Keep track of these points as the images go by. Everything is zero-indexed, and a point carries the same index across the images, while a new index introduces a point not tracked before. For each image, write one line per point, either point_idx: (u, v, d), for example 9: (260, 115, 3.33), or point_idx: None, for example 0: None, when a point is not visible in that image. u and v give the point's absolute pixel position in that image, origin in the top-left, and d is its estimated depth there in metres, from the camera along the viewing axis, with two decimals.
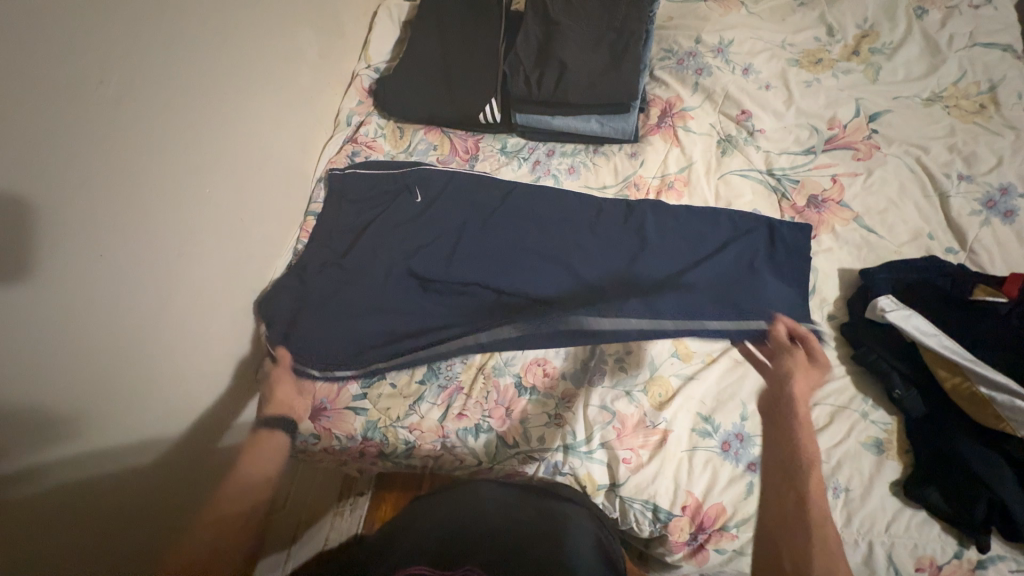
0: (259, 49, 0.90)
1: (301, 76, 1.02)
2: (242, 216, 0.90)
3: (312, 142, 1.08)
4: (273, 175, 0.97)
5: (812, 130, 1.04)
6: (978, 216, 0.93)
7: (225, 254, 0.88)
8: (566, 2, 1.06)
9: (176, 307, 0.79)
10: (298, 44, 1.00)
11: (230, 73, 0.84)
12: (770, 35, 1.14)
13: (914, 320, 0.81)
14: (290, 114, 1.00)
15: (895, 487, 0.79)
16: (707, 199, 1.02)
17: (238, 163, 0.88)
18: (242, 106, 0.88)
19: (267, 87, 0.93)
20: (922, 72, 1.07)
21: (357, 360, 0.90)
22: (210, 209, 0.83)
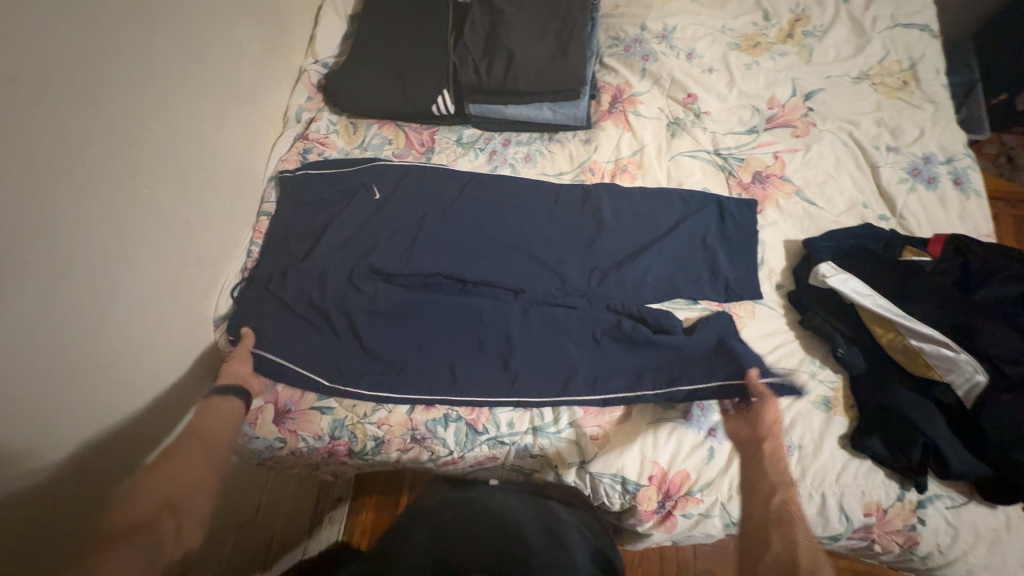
0: (195, 43, 0.87)
1: (244, 72, 0.99)
2: (190, 220, 0.88)
3: (261, 140, 1.05)
4: (218, 175, 0.94)
5: (753, 110, 1.09)
6: (906, 183, 1.00)
7: (173, 260, 0.85)
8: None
9: (120, 317, 0.76)
10: (238, 38, 0.96)
11: (167, 72, 0.81)
12: (711, 21, 1.18)
13: (851, 283, 0.86)
14: (235, 113, 0.97)
15: (843, 440, 0.84)
16: (659, 180, 1.05)
17: (182, 167, 0.86)
18: (183, 106, 0.85)
19: (209, 86, 0.91)
20: (850, 52, 1.13)
21: (322, 359, 0.89)
22: (155, 214, 0.80)
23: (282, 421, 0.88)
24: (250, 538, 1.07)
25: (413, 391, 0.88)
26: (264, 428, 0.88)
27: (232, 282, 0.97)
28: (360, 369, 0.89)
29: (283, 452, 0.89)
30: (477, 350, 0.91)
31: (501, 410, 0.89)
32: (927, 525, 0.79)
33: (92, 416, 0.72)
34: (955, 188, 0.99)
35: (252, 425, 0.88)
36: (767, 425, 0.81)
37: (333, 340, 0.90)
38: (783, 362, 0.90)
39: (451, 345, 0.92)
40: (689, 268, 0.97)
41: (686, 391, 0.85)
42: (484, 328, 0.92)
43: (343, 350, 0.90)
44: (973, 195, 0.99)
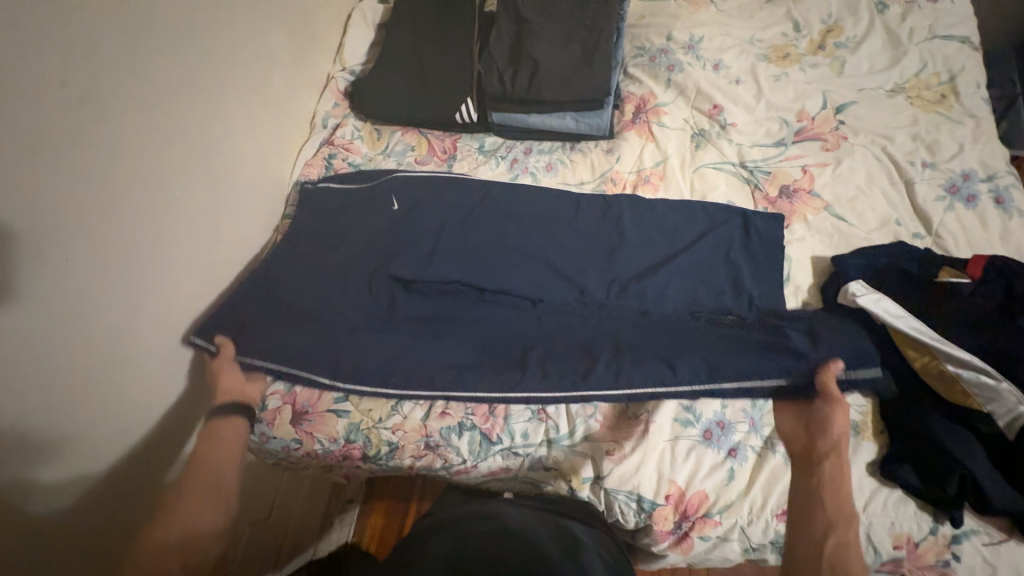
0: (229, 51, 0.89)
1: (274, 78, 1.01)
2: (218, 222, 0.90)
3: (288, 145, 1.07)
4: (247, 178, 0.96)
5: (781, 123, 1.06)
6: (943, 201, 0.96)
7: (201, 261, 0.86)
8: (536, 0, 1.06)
9: (148, 316, 0.77)
10: (269, 46, 0.99)
11: (202, 78, 0.83)
12: (739, 31, 1.16)
13: (883, 303, 0.83)
14: (264, 118, 1.00)
15: (871, 467, 0.80)
16: (683, 192, 1.04)
17: (212, 170, 0.88)
18: (215, 112, 0.87)
19: (240, 91, 0.93)
20: (885, 65, 1.10)
21: (339, 362, 0.90)
22: (185, 216, 0.82)
23: (299, 422, 0.88)
24: (261, 538, 1.07)
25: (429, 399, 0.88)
26: (280, 429, 0.88)
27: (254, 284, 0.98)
28: (376, 375, 0.89)
29: (298, 453, 0.90)
30: (494, 359, 0.91)
31: (516, 421, 0.88)
32: (963, 562, 0.75)
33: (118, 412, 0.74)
34: (996, 207, 0.95)
35: (269, 425, 0.88)
36: (834, 439, 0.80)
37: (352, 345, 0.91)
38: None
39: (468, 353, 0.91)
40: (712, 282, 0.95)
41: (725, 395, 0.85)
42: (499, 339, 0.93)
43: (360, 354, 0.90)
44: (1016, 215, 0.94)
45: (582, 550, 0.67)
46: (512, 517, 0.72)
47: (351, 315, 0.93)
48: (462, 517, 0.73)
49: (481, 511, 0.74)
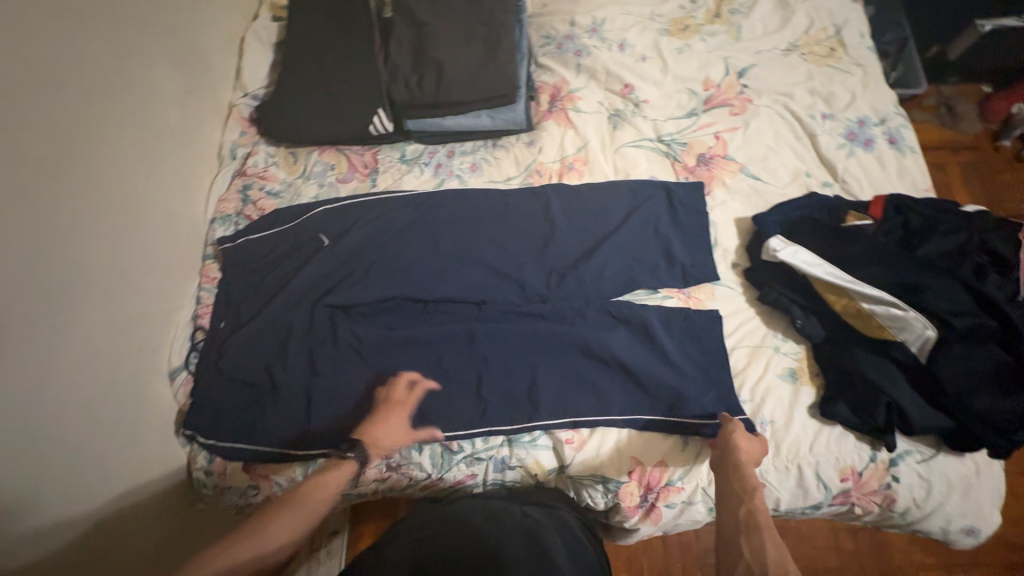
0: (111, 91, 0.82)
1: (170, 114, 0.95)
2: (132, 274, 0.84)
3: (199, 183, 1.02)
4: (154, 223, 0.90)
5: (690, 94, 1.10)
6: (844, 148, 1.02)
7: (117, 319, 0.80)
8: (430, 2, 1.03)
9: (72, 387, 0.71)
10: (157, 81, 0.92)
11: (85, 124, 0.77)
12: (638, 8, 1.18)
13: (801, 254, 0.87)
14: (165, 157, 0.94)
15: (813, 409, 0.85)
16: (607, 174, 1.05)
17: (116, 220, 0.82)
18: (110, 159, 0.81)
19: (132, 132, 0.86)
20: (777, 25, 1.15)
21: (285, 400, 0.87)
22: (94, 274, 0.77)
23: (252, 467, 0.86)
24: None
25: None
26: (235, 477, 0.86)
27: (183, 334, 0.92)
28: (325, 406, 0.87)
29: (259, 498, 0.87)
30: (444, 369, 0.90)
31: (475, 428, 0.87)
32: (902, 482, 0.81)
33: (51, 498, 0.67)
34: (891, 148, 1.02)
35: (222, 476, 0.86)
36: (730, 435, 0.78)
37: (295, 380, 0.88)
38: (747, 340, 0.91)
39: (419, 368, 0.90)
40: (646, 258, 0.98)
41: (647, 420, 0.85)
42: (447, 347, 0.92)
43: (306, 389, 0.88)
44: (908, 152, 1.01)
45: (546, 531, 0.72)
46: (478, 511, 0.74)
47: (290, 349, 0.90)
48: (426, 520, 0.73)
49: (445, 509, 0.75)
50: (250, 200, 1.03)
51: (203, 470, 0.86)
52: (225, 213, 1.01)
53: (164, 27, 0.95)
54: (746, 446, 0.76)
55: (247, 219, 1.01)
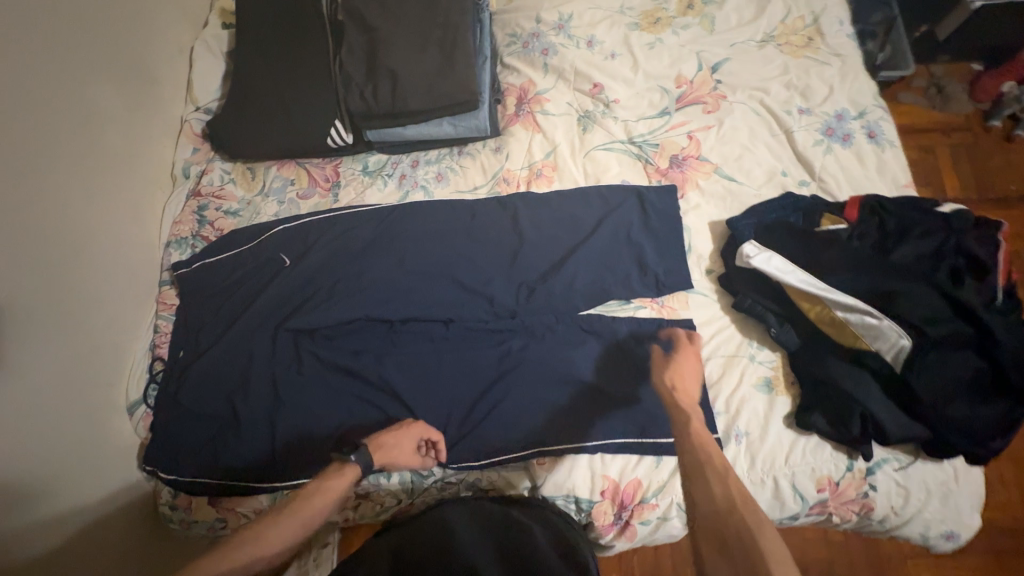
0: (45, 118, 0.78)
1: (116, 136, 0.90)
2: (80, 309, 0.81)
3: (152, 205, 0.98)
4: (104, 253, 0.86)
5: (662, 92, 1.05)
6: (821, 145, 0.98)
7: (65, 358, 0.77)
8: (380, 5, 0.98)
9: (14, 436, 0.69)
10: (99, 103, 0.88)
11: (14, 157, 0.73)
12: (607, 1, 1.12)
13: (774, 261, 0.84)
14: (113, 181, 0.89)
15: (788, 419, 0.83)
16: (577, 180, 1.01)
17: (60, 254, 0.78)
18: (48, 191, 0.77)
19: (74, 159, 0.82)
20: (752, 15, 1.09)
21: (249, 430, 0.85)
22: (34, 314, 0.73)
23: (217, 500, 0.84)
24: None
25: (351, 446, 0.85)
26: (200, 511, 0.84)
27: (140, 365, 0.89)
28: (290, 435, 0.85)
29: (227, 530, 0.86)
30: (412, 392, 0.88)
31: (444, 450, 0.85)
32: (879, 490, 0.79)
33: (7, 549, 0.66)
34: (869, 142, 0.98)
35: (187, 510, 0.85)
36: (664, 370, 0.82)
37: (258, 408, 0.86)
38: (722, 349, 0.88)
39: (386, 392, 0.88)
40: (619, 268, 0.95)
41: (621, 440, 0.84)
42: (414, 369, 0.89)
43: (270, 417, 0.85)
44: (888, 146, 0.98)
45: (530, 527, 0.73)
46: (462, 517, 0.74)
47: (252, 376, 0.87)
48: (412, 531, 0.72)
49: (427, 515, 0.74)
50: (207, 221, 0.99)
51: (168, 504, 0.85)
52: (181, 237, 0.97)
53: (102, 44, 0.89)
54: (676, 377, 0.79)
55: (204, 241, 0.97)
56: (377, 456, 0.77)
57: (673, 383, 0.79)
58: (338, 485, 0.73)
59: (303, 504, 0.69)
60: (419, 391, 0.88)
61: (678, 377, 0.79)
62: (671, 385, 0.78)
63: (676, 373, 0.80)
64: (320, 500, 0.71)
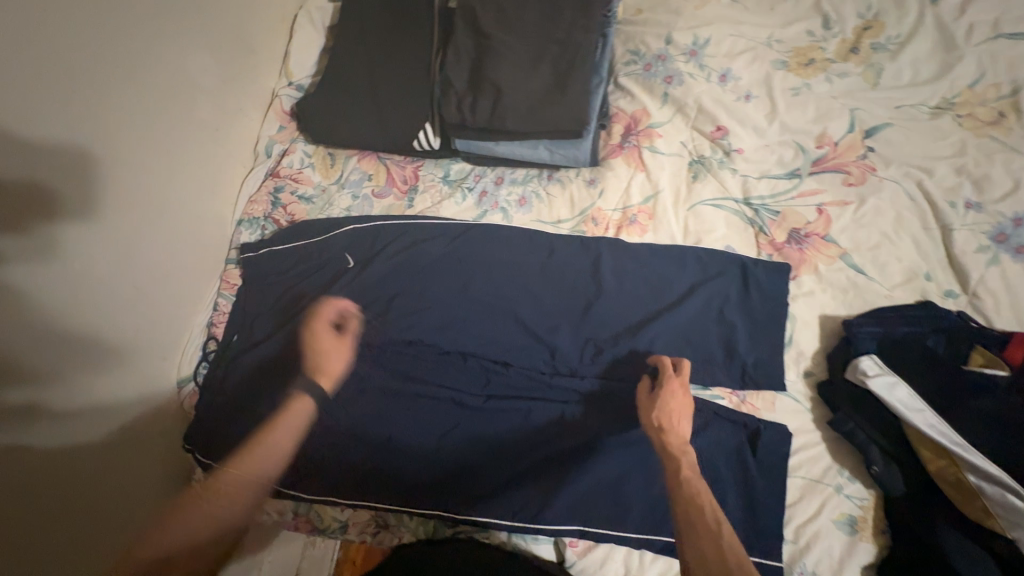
0: (129, 77, 0.75)
1: (201, 102, 0.87)
2: (143, 278, 0.80)
3: (231, 179, 0.96)
4: (186, 228, 0.87)
5: (797, 149, 0.90)
6: (986, 252, 0.81)
7: (121, 328, 0.78)
8: (498, 9, 0.87)
9: (76, 401, 0.72)
10: (189, 66, 0.85)
11: (91, 114, 0.70)
12: (754, 30, 0.96)
13: (898, 390, 0.71)
14: (191, 148, 0.87)
15: (868, 571, 0.70)
16: (674, 236, 0.90)
17: (126, 218, 0.77)
18: (121, 152, 0.75)
19: (153, 120, 0.79)
20: (932, 73, 0.90)
21: (284, 436, 0.83)
22: (92, 280, 0.73)
23: None
24: None
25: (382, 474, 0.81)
26: None
27: (196, 340, 0.89)
28: (325, 450, 0.82)
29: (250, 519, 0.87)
30: (455, 432, 0.84)
31: (476, 507, 0.79)
32: None
33: (66, 506, 0.70)
34: None
35: None
36: (650, 403, 0.77)
37: None
38: (805, 469, 0.77)
39: (429, 424, 0.84)
40: (702, 346, 0.84)
41: (665, 542, 0.76)
42: (459, 411, 0.85)
43: (307, 429, 0.82)
44: None
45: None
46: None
47: (298, 379, 0.85)
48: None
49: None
50: (280, 204, 0.96)
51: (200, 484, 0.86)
52: (253, 216, 0.95)
53: (203, 10, 0.86)
54: (662, 412, 0.74)
55: (275, 225, 0.95)
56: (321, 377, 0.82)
57: (661, 419, 0.74)
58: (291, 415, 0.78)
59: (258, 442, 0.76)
60: (461, 436, 0.83)
61: (667, 411, 0.74)
62: (657, 421, 0.74)
63: (666, 407, 0.75)
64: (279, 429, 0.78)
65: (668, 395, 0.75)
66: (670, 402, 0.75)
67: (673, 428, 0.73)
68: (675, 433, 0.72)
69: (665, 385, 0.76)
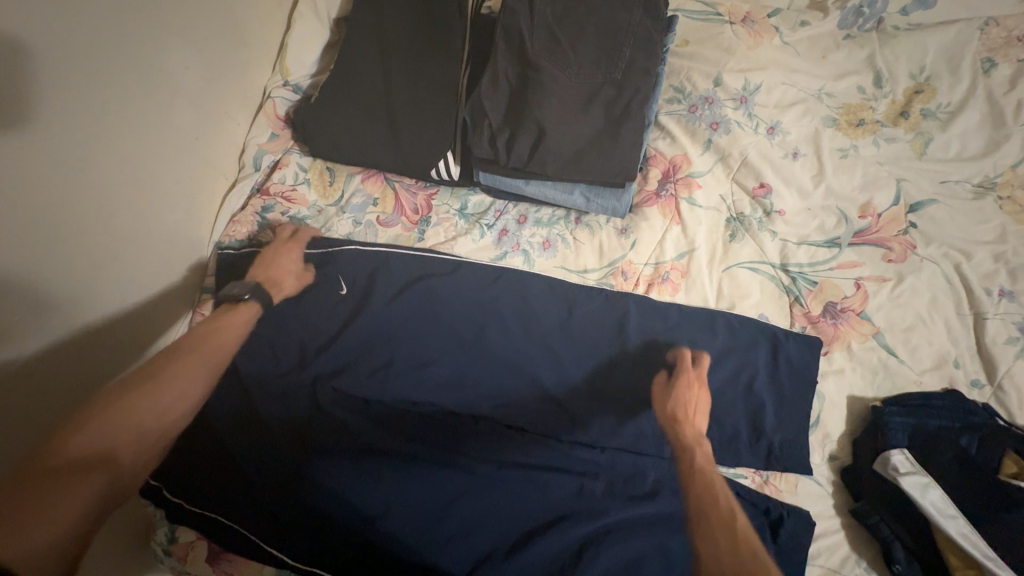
0: (48, 63, 0.59)
1: (151, 88, 0.72)
2: (75, 303, 0.66)
3: (201, 178, 0.83)
4: (178, 225, 0.80)
5: (840, 217, 0.85)
6: (1016, 345, 0.79)
7: (46, 367, 0.63)
8: (547, 38, 0.79)
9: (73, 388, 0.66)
10: (158, 44, 0.72)
11: (13, 122, 0.56)
12: (806, 80, 0.90)
13: (930, 493, 0.70)
14: (147, 147, 0.73)
15: None
16: (707, 298, 0.84)
17: (54, 238, 0.62)
18: (44, 155, 0.60)
19: (86, 116, 0.64)
20: (979, 149, 0.87)
21: (252, 507, 0.70)
22: (68, 275, 0.65)
23: (215, 562, 0.73)
24: None
25: (376, 543, 0.67)
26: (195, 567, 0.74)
27: None
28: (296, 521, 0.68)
29: None
30: (449, 514, 0.69)
31: None
32: None
33: None
34: None
35: (181, 561, 0.74)
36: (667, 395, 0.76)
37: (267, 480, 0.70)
38: (823, 558, 0.73)
39: (438, 489, 0.70)
40: (728, 422, 0.78)
41: None
42: (457, 489, 0.71)
43: (280, 501, 0.69)
44: None
45: None
46: None
47: (278, 439, 0.72)
48: None
49: None
50: (268, 224, 0.86)
51: (162, 547, 0.75)
52: (235, 238, 0.85)
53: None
54: (680, 404, 0.75)
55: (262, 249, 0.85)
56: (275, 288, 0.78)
57: (677, 412, 0.74)
58: (232, 321, 0.72)
59: (200, 345, 0.67)
60: (456, 521, 0.69)
61: (683, 405, 0.74)
62: (673, 413, 0.74)
63: (681, 400, 0.75)
64: (224, 335, 0.71)
65: (691, 388, 0.75)
66: (690, 394, 0.75)
67: (691, 418, 0.73)
68: (694, 427, 0.73)
69: (684, 374, 0.76)
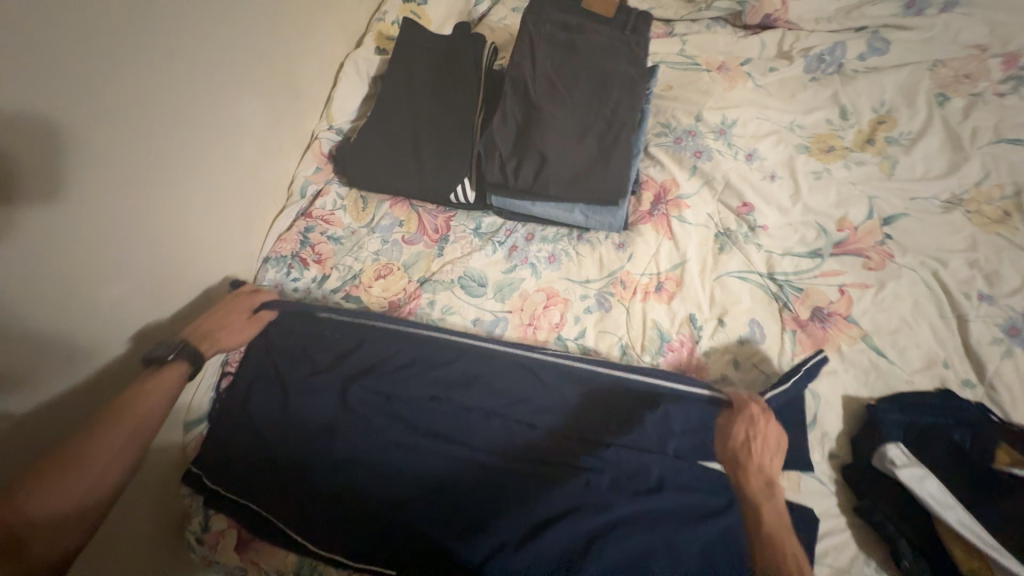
0: (153, 110, 0.75)
1: (225, 131, 0.88)
2: (146, 300, 0.79)
3: (255, 205, 0.97)
4: (233, 242, 0.93)
5: (819, 231, 0.94)
6: (1000, 345, 0.83)
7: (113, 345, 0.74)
8: (548, 84, 0.94)
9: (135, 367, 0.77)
10: (233, 98, 0.89)
11: (121, 153, 0.71)
12: (777, 115, 1.03)
13: (927, 484, 0.71)
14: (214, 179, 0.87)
15: None
16: (700, 304, 0.91)
17: (109, 253, 0.72)
18: (138, 180, 0.74)
19: (167, 151, 0.78)
20: (943, 169, 0.96)
21: (283, 494, 0.75)
22: (136, 279, 0.77)
23: (244, 550, 0.78)
24: None
25: (390, 529, 0.72)
26: (224, 553, 0.79)
27: (209, 378, 0.88)
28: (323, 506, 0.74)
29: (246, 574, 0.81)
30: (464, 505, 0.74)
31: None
32: None
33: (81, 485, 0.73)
34: None
35: (212, 548, 0.79)
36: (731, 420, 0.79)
37: (298, 467, 0.76)
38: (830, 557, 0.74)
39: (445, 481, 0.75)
40: None
41: None
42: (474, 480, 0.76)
43: (308, 485, 0.75)
44: None
45: None
46: None
47: (309, 431, 0.79)
48: None
49: None
50: (309, 243, 0.99)
51: (195, 534, 0.80)
52: (280, 254, 0.98)
53: (257, 60, 0.92)
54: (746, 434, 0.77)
55: (302, 265, 0.97)
56: (209, 341, 0.80)
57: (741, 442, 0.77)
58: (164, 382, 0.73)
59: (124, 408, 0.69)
60: (472, 510, 0.73)
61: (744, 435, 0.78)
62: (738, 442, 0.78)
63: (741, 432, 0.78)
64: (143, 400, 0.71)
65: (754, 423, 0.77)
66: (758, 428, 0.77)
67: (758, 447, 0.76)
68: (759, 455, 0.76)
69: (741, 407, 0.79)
